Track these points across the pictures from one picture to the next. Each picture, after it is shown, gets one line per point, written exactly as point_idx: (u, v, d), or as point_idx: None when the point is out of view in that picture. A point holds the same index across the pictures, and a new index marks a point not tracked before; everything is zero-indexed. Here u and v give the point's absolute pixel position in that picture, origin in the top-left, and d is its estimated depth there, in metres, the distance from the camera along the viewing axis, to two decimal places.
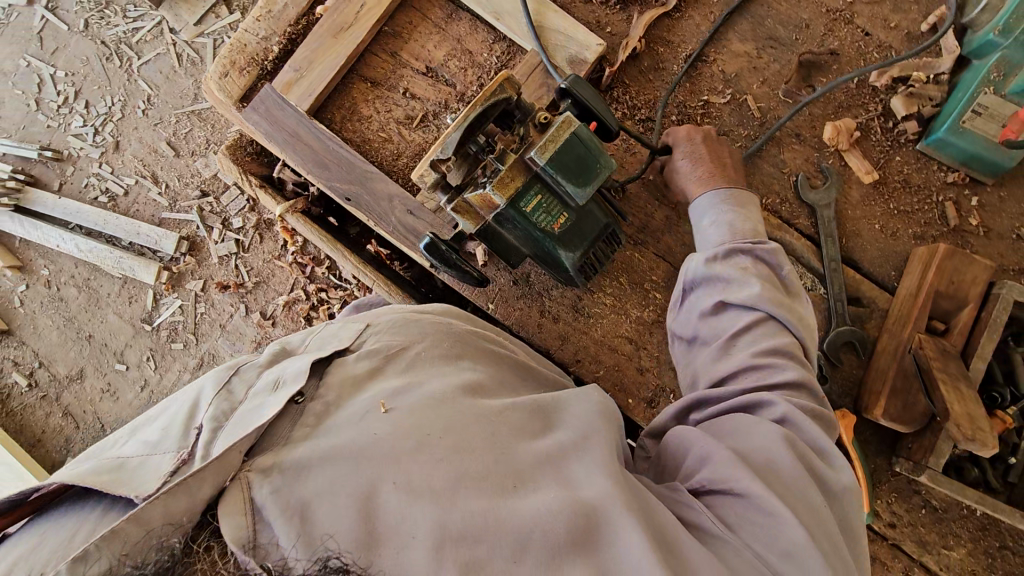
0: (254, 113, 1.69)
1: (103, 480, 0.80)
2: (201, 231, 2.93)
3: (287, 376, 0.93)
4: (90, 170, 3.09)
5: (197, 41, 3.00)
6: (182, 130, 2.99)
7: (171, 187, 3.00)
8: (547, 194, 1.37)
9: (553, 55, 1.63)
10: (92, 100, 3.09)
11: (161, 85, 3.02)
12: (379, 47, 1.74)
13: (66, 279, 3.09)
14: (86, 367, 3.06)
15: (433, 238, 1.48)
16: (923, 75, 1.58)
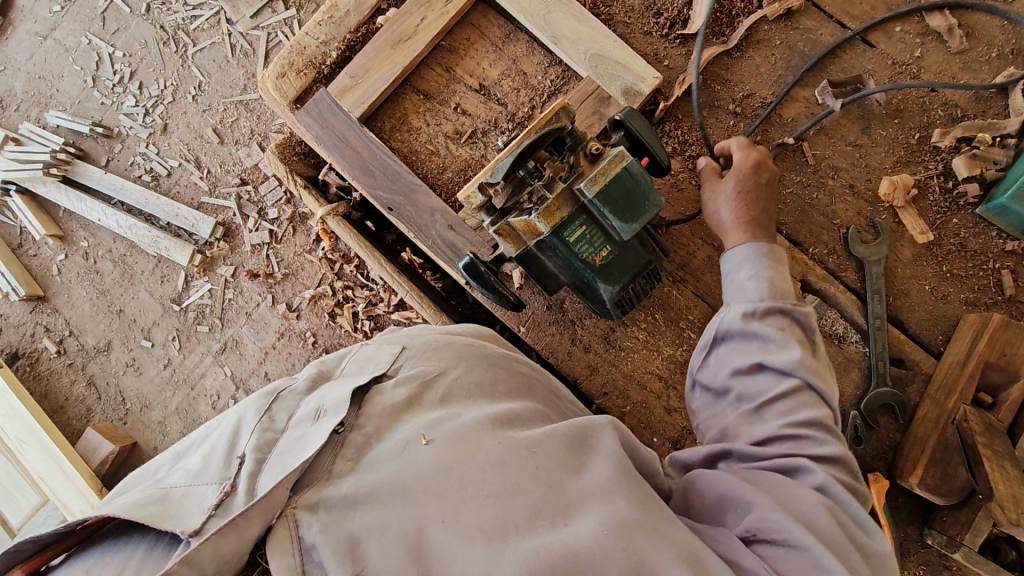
0: (306, 115, 1.71)
1: (150, 514, 0.85)
2: (237, 219, 2.98)
3: (327, 406, 0.98)
4: (137, 150, 3.17)
5: (252, 33, 3.05)
6: (229, 118, 3.05)
7: (213, 173, 3.05)
8: (592, 225, 1.36)
9: (607, 85, 1.63)
10: (146, 82, 3.17)
11: (213, 74, 3.09)
12: (435, 61, 1.76)
13: (103, 253, 3.16)
14: (113, 341, 3.13)
15: (473, 258, 1.48)
16: (988, 137, 1.52)
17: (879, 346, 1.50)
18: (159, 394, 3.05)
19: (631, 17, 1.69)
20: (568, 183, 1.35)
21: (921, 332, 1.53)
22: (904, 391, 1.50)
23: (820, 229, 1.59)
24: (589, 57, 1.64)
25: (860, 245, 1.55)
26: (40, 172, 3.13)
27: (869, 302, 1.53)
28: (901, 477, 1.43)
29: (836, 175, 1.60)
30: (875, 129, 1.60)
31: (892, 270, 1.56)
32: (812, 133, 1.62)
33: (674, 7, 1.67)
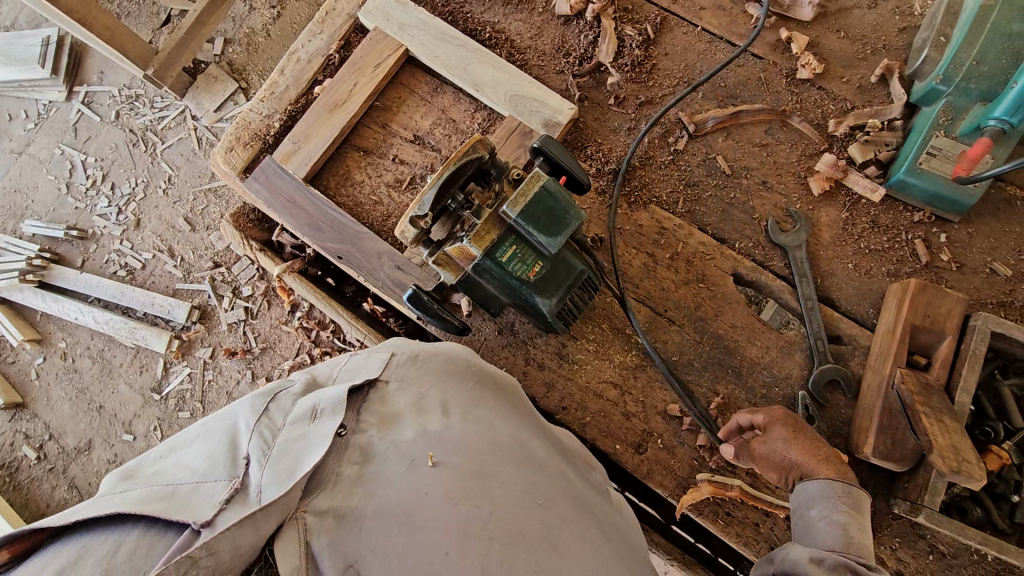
0: (255, 182, 1.83)
1: (158, 507, 0.89)
2: (212, 300, 3.05)
3: (324, 406, 1.07)
4: (111, 247, 3.27)
5: (217, 125, 3.24)
6: (199, 206, 3.20)
7: (187, 259, 3.16)
8: (522, 244, 1.45)
9: (528, 119, 1.76)
10: (118, 182, 3.33)
11: (181, 167, 3.26)
12: (371, 120, 1.89)
13: (81, 351, 3.20)
14: (95, 438, 3.11)
15: (416, 290, 1.55)
16: (877, 123, 1.67)
17: (815, 325, 1.59)
18: None
19: (543, 61, 1.86)
20: (494, 208, 1.45)
21: (853, 307, 1.62)
22: (847, 366, 1.57)
23: (743, 225, 1.70)
24: (508, 98, 1.78)
25: (780, 234, 1.66)
26: (16, 279, 3.21)
27: (799, 285, 1.62)
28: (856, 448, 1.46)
29: (750, 174, 1.72)
30: (778, 130, 1.74)
31: (816, 253, 1.65)
32: (722, 142, 1.75)
33: (580, 47, 1.85)
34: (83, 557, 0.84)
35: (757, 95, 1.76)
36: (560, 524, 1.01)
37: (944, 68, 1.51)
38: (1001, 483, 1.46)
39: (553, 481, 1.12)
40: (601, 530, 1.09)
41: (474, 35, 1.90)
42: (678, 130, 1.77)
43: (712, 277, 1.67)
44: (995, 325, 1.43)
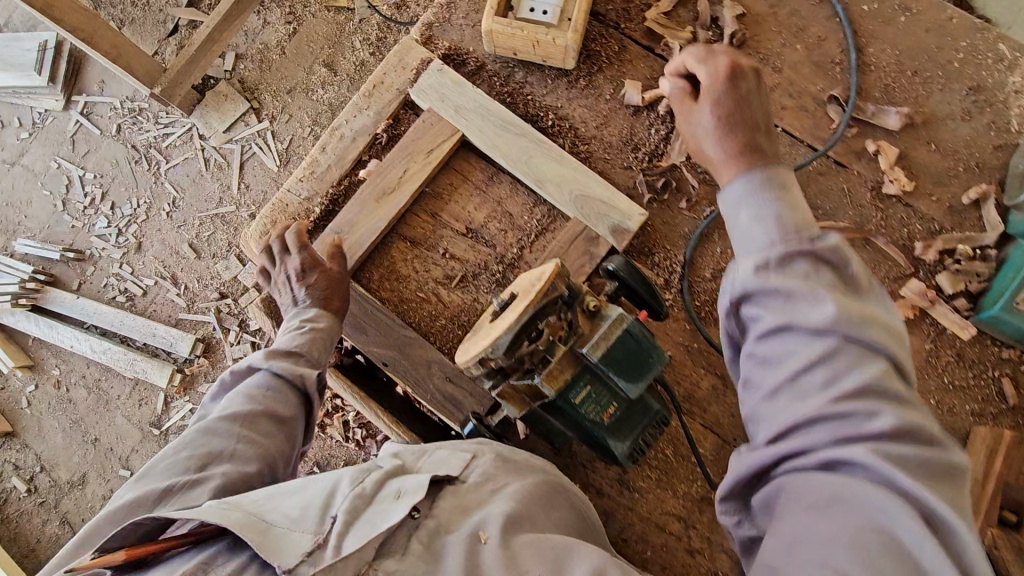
0: (295, 276, 1.71)
1: (251, 536, 0.91)
2: (217, 333, 2.94)
3: (410, 487, 1.02)
4: (111, 271, 3.07)
5: (225, 146, 3.03)
6: (205, 232, 3.01)
7: (190, 287, 2.99)
8: (597, 384, 1.33)
9: (595, 223, 1.64)
10: (118, 202, 3.10)
11: (187, 189, 3.05)
12: (421, 208, 1.75)
13: (76, 380, 3.02)
14: (89, 472, 2.96)
15: (477, 418, 1.51)
16: (969, 249, 1.57)
17: None
18: None
19: (609, 154, 1.73)
20: (569, 344, 1.33)
21: None
22: None
23: None
24: (573, 199, 1.66)
25: None
26: (9, 302, 3.01)
27: None
28: None
29: None
30: (862, 245, 1.63)
31: None
32: None
33: (650, 142, 1.72)
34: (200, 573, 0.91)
35: (839, 207, 1.66)
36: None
37: None
38: None
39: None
40: None
41: (535, 120, 1.77)
42: None
43: None
44: None
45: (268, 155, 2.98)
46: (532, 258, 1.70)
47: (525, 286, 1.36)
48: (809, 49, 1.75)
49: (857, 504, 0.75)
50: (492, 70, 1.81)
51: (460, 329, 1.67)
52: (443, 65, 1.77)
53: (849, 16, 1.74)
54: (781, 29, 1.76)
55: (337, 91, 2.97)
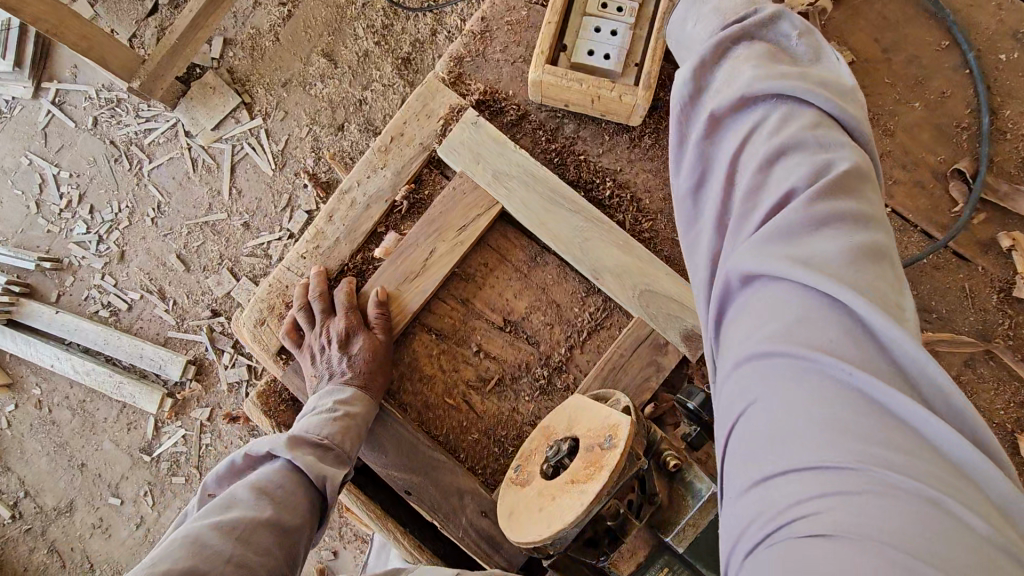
0: (297, 376, 1.43)
1: None
2: (210, 354, 2.27)
3: None
4: (92, 281, 2.37)
5: (215, 147, 2.30)
6: (194, 242, 2.29)
7: (179, 303, 2.30)
8: (678, 564, 1.04)
9: (664, 327, 1.35)
10: (98, 204, 2.38)
11: (173, 192, 2.32)
12: (448, 293, 1.45)
13: (60, 401, 2.36)
14: (76, 499, 2.31)
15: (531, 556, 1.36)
16: None
17: None
18: (133, 558, 2.28)
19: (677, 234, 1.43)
20: (644, 520, 1.06)
21: None
22: None
23: None
24: (638, 294, 1.36)
25: None
26: None
27: None
28: None
29: None
30: (990, 358, 1.34)
31: None
32: None
33: None
34: None
35: (959, 311, 1.36)
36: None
37: None
38: None
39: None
40: None
41: (590, 188, 1.45)
42: None
43: None
44: None
45: (262, 160, 2.25)
46: (583, 361, 1.41)
47: (592, 443, 1.05)
48: (928, 108, 1.42)
49: (812, 326, 0.68)
50: (536, 121, 1.48)
51: (495, 446, 1.41)
52: (479, 116, 1.44)
53: (980, 67, 1.42)
54: (894, 80, 1.44)
55: (339, 86, 2.21)
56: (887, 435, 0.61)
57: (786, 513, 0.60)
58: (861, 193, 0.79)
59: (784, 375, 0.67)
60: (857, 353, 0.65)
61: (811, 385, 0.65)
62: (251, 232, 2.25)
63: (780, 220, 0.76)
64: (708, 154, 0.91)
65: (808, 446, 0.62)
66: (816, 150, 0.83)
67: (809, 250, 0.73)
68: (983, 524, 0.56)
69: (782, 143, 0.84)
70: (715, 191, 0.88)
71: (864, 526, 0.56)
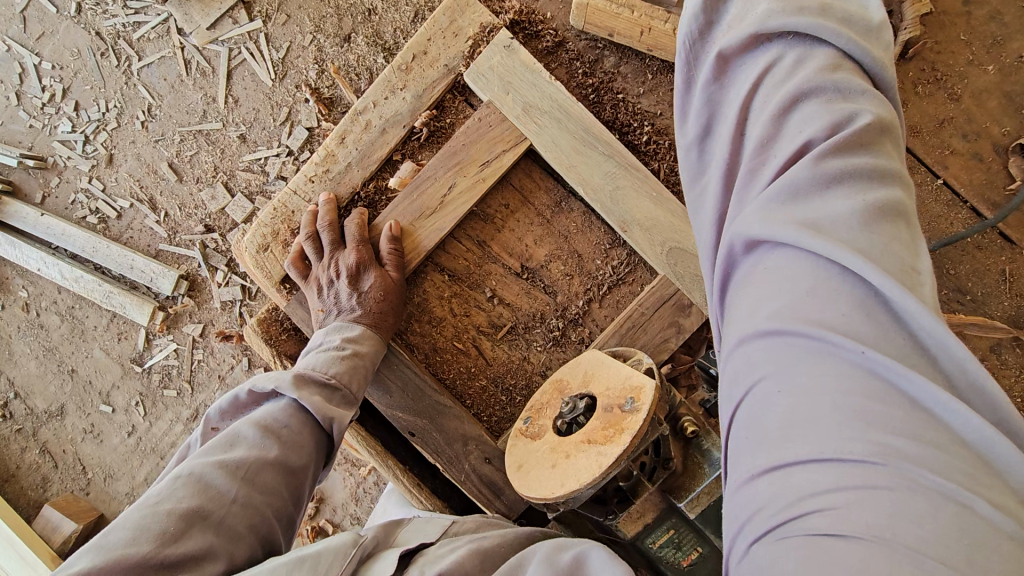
0: (301, 307, 1.36)
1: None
2: (203, 270, 2.18)
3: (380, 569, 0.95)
4: (78, 185, 2.23)
5: (209, 49, 2.11)
6: (188, 151, 2.15)
7: (171, 215, 2.19)
8: (683, 528, 1.06)
9: (691, 288, 1.28)
10: (82, 101, 2.20)
11: (165, 96, 2.14)
12: (465, 233, 1.37)
13: (47, 305, 2.28)
14: (66, 404, 2.30)
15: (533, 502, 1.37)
16: None
17: None
18: (124, 464, 2.30)
19: None
20: (656, 483, 1.04)
21: None
22: None
23: None
24: (666, 251, 1.28)
25: None
26: None
27: None
28: None
29: None
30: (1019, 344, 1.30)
31: None
32: None
33: None
34: None
35: (994, 296, 1.31)
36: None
37: None
38: None
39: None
40: None
41: (626, 132, 1.33)
42: None
43: None
44: None
45: (263, 68, 2.07)
46: (601, 316, 1.36)
47: (611, 403, 1.01)
48: (1002, 74, 1.30)
49: (821, 301, 0.60)
50: (573, 50, 1.34)
51: (502, 394, 1.38)
52: (513, 39, 1.29)
53: None
54: (971, 39, 1.30)
55: None
56: (904, 425, 0.53)
57: (800, 513, 0.53)
58: (886, 145, 0.70)
59: (787, 355, 0.60)
60: (871, 329, 0.58)
61: (815, 365, 0.58)
62: (248, 145, 2.11)
63: (790, 178, 0.68)
64: (715, 102, 0.82)
65: (818, 437, 0.54)
66: (837, 99, 0.73)
67: (823, 214, 0.65)
68: (1007, 520, 0.49)
69: (800, 90, 0.75)
70: (727, 142, 0.79)
71: (891, 536, 0.49)
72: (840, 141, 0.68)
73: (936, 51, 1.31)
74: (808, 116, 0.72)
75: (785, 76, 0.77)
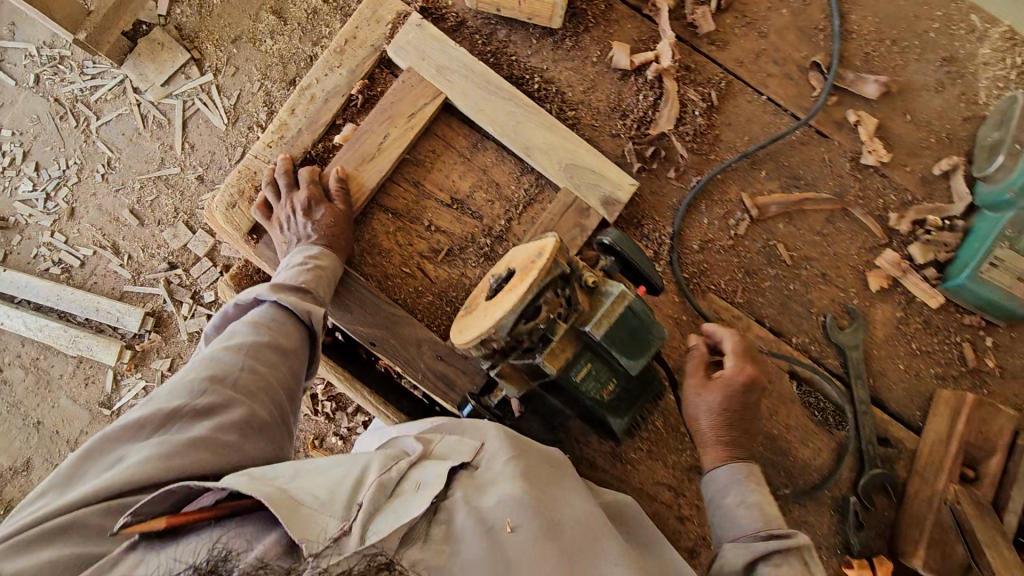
0: (268, 250, 1.60)
1: (283, 508, 0.88)
2: (169, 306, 2.39)
3: (427, 479, 1.01)
4: (40, 240, 2.43)
5: (166, 103, 2.41)
6: (148, 198, 2.40)
7: (134, 258, 2.40)
8: (598, 362, 1.32)
9: (586, 195, 1.60)
10: (43, 162, 2.44)
11: (123, 149, 2.41)
12: (401, 177, 1.66)
13: (11, 361, 2.42)
14: (32, 459, 2.40)
15: (476, 398, 1.45)
16: (938, 220, 1.63)
17: (867, 428, 1.57)
18: None
19: (597, 120, 1.68)
20: (570, 321, 1.29)
21: (901, 408, 1.62)
22: (894, 469, 1.58)
23: (800, 319, 1.64)
24: (565, 167, 1.61)
25: (838, 333, 1.61)
26: None
27: (854, 386, 1.59)
28: (902, 555, 1.51)
29: (808, 265, 1.66)
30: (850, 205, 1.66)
31: (870, 352, 1.63)
32: (782, 227, 1.67)
33: (638, 110, 1.67)
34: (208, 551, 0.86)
35: (820, 178, 1.68)
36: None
37: (1018, 183, 1.48)
38: None
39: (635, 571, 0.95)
40: None
41: (521, 83, 1.68)
42: (754, 228, 1.66)
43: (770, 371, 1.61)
44: None
45: (214, 114, 2.38)
46: (520, 230, 1.64)
47: (523, 262, 1.32)
48: (794, 15, 1.72)
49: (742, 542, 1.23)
50: (473, 27, 1.70)
51: (448, 305, 1.63)
52: (422, 20, 1.65)
53: None
54: None
55: (288, 42, 2.37)
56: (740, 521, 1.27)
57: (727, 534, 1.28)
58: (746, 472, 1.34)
59: (734, 523, 1.27)
60: (753, 512, 1.27)
61: (745, 544, 1.21)
62: (206, 184, 2.39)
63: (740, 522, 1.26)
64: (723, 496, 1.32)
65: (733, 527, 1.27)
66: (738, 484, 1.32)
67: (740, 526, 1.26)
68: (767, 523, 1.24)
69: (729, 479, 1.33)
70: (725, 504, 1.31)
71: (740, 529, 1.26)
72: (735, 492, 1.31)
73: (743, 3, 1.73)
74: (745, 496, 1.30)
75: (736, 482, 1.32)
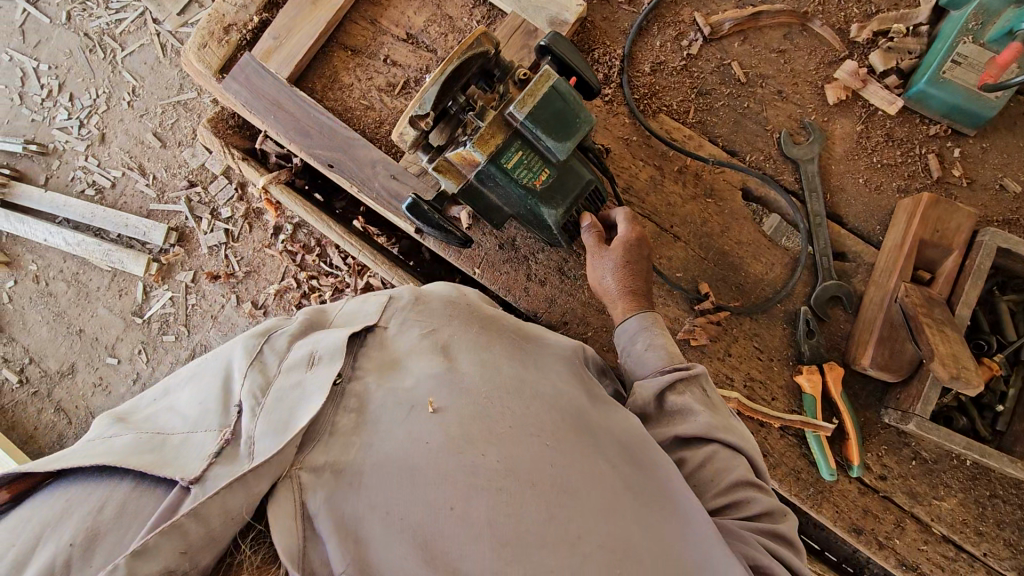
0: (234, 82, 1.67)
1: (145, 460, 0.80)
2: (191, 222, 2.41)
3: (322, 351, 0.94)
4: (76, 163, 2.57)
5: (183, 32, 2.55)
6: (168, 121, 2.50)
7: (158, 177, 2.48)
8: (529, 150, 1.34)
9: (534, 17, 1.63)
10: (77, 91, 2.60)
11: (146, 77, 2.54)
12: (359, 15, 1.73)
13: (56, 275, 2.55)
14: (77, 362, 2.51)
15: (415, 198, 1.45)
16: (902, 29, 1.58)
17: (822, 242, 1.55)
18: None
19: None
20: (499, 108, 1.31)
21: (860, 223, 1.58)
22: (851, 283, 1.56)
23: (755, 136, 1.62)
24: None
25: (793, 147, 1.59)
26: None
27: (808, 201, 1.57)
28: (855, 361, 1.48)
29: (765, 83, 1.63)
30: (810, 16, 1.63)
31: (827, 168, 1.60)
32: (738, 47, 1.65)
33: None
34: (67, 511, 0.76)
35: None
36: (577, 481, 0.88)
37: None
38: (988, 393, 1.50)
39: (558, 415, 0.96)
40: (612, 459, 0.97)
41: None
42: (709, 51, 1.65)
43: (720, 190, 1.61)
44: (1002, 241, 1.40)
45: None
46: None
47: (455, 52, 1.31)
48: None
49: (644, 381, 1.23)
50: None
51: None
52: None
53: None
54: None
55: None
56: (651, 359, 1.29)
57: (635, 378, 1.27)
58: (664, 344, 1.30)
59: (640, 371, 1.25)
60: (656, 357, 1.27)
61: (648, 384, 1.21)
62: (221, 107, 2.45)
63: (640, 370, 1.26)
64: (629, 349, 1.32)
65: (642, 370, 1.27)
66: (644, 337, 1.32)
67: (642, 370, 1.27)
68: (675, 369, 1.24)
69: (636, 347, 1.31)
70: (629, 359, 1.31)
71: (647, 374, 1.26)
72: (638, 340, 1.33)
73: None
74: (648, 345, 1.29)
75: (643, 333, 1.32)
